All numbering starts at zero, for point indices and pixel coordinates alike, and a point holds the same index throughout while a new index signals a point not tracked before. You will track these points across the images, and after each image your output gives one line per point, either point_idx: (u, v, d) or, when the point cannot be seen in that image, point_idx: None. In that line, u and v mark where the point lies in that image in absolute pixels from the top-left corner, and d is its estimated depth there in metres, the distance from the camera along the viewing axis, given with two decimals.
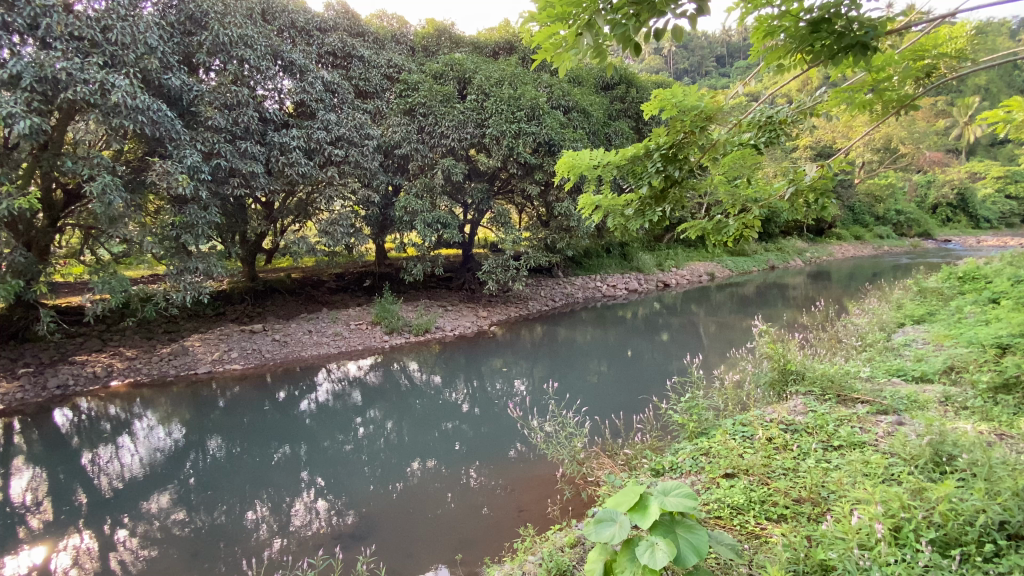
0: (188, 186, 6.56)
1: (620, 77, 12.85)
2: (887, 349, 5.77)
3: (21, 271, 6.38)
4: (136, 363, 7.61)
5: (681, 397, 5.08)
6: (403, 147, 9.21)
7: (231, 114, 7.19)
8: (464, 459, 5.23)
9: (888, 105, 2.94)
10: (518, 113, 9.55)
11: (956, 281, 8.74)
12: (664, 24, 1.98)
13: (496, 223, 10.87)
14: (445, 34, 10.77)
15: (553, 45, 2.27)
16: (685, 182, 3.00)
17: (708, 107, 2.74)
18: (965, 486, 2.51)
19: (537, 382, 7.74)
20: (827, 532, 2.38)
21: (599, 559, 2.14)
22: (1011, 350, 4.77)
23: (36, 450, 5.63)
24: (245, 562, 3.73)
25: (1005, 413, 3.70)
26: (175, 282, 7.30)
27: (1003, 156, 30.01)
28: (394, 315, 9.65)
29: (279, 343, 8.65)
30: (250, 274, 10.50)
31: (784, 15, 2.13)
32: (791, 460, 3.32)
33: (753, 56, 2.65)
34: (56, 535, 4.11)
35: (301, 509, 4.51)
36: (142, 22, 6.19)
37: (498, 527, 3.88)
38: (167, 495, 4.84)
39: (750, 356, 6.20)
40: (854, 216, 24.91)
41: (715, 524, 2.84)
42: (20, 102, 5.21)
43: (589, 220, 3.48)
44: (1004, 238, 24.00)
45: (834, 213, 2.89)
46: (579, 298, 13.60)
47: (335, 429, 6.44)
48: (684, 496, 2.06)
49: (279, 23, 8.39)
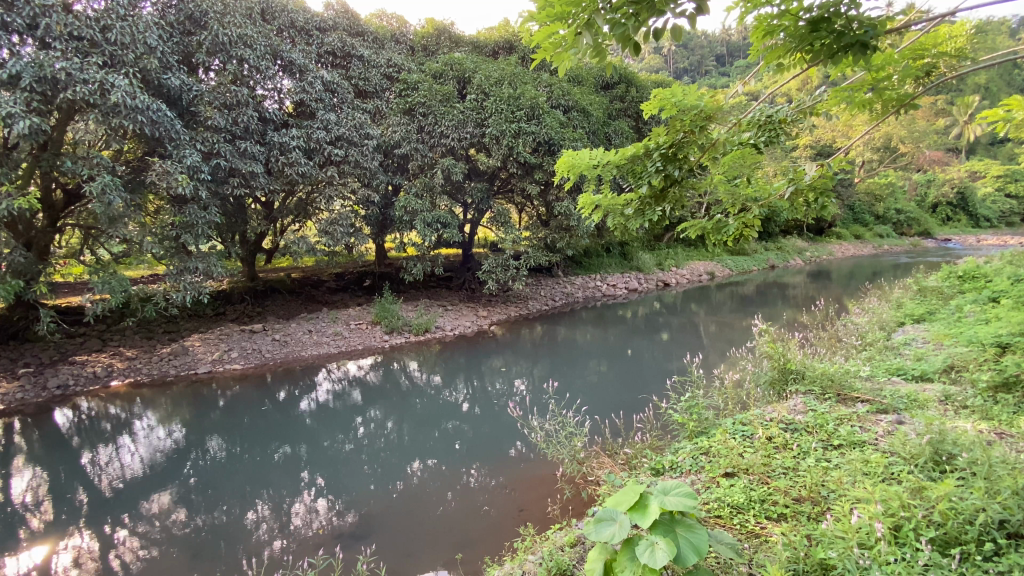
0: (187, 186, 6.55)
1: (619, 76, 12.86)
2: (887, 349, 5.77)
3: (21, 271, 6.38)
4: (136, 363, 7.61)
5: (681, 396, 5.07)
6: (402, 147, 9.21)
7: (231, 114, 7.18)
8: (464, 459, 5.23)
9: (888, 104, 2.94)
10: (518, 113, 9.55)
11: (956, 280, 8.72)
12: (664, 23, 1.98)
13: (496, 223, 10.87)
14: (445, 33, 10.77)
15: (553, 45, 2.27)
16: (685, 181, 3.00)
17: (707, 106, 2.74)
18: (965, 485, 2.51)
19: (537, 382, 7.74)
20: (827, 532, 2.38)
21: (599, 559, 2.14)
22: (1010, 349, 4.77)
23: (36, 450, 5.63)
24: (245, 563, 3.73)
25: (1005, 412, 3.70)
26: (175, 282, 7.30)
27: (1003, 156, 29.99)
28: (394, 315, 9.65)
29: (279, 343, 8.65)
30: (250, 274, 10.49)
31: (784, 14, 2.14)
32: (791, 459, 3.32)
33: (753, 56, 2.65)
34: (56, 535, 4.11)
35: (301, 509, 4.50)
36: (141, 22, 6.18)
37: (498, 527, 3.87)
38: (167, 495, 4.84)
39: (750, 355, 6.19)
40: (854, 216, 24.90)
41: (715, 523, 2.85)
42: (19, 102, 5.21)
43: (589, 220, 3.48)
44: (1004, 237, 23.97)
45: (834, 212, 2.89)
46: (579, 298, 13.59)
47: (335, 429, 6.44)
48: (684, 496, 2.06)
49: (279, 23, 8.40)
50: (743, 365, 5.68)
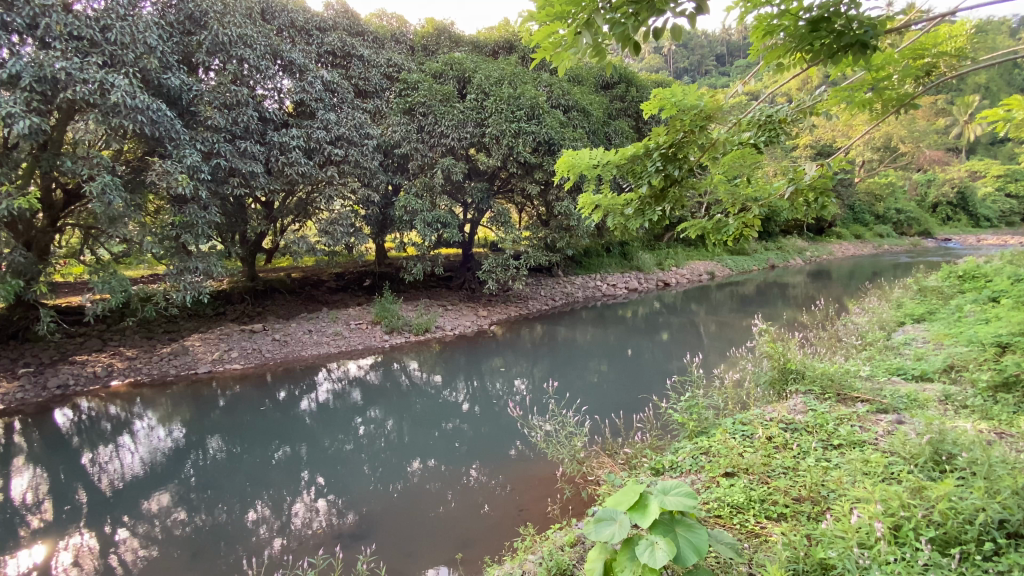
0: (187, 186, 6.55)
1: (619, 76, 12.85)
2: (887, 348, 5.77)
3: (21, 271, 6.38)
4: (136, 363, 7.61)
5: (681, 396, 5.06)
6: (403, 147, 9.22)
7: (231, 113, 7.18)
8: (464, 459, 5.23)
9: (887, 104, 2.94)
10: (518, 112, 9.55)
11: (956, 279, 8.71)
12: (664, 23, 1.98)
13: (496, 223, 10.87)
14: (444, 33, 10.77)
15: (553, 44, 2.27)
16: (685, 181, 3.00)
17: (707, 106, 2.74)
18: (965, 485, 2.51)
19: (538, 381, 7.74)
20: (827, 531, 2.38)
21: (599, 559, 2.15)
22: (1010, 349, 4.77)
23: (36, 450, 5.63)
24: (245, 562, 3.73)
25: (1005, 412, 3.70)
26: (175, 282, 7.30)
27: (1003, 156, 29.99)
28: (394, 314, 9.65)
29: (279, 343, 8.65)
30: (250, 274, 10.49)
31: (784, 14, 2.14)
32: (791, 458, 3.32)
33: (753, 56, 2.65)
34: (56, 534, 4.11)
35: (302, 509, 4.50)
36: (141, 22, 6.17)
37: (498, 527, 3.88)
38: (167, 495, 4.84)
39: (750, 355, 6.19)
40: (854, 215, 24.90)
41: (714, 523, 2.85)
42: (20, 102, 5.21)
43: (589, 219, 3.48)
44: (1004, 236, 23.96)
45: (834, 212, 2.90)
46: (579, 298, 13.59)
47: (335, 429, 6.44)
48: (684, 495, 2.06)
49: (279, 22, 8.39)
50: (743, 364, 5.68)
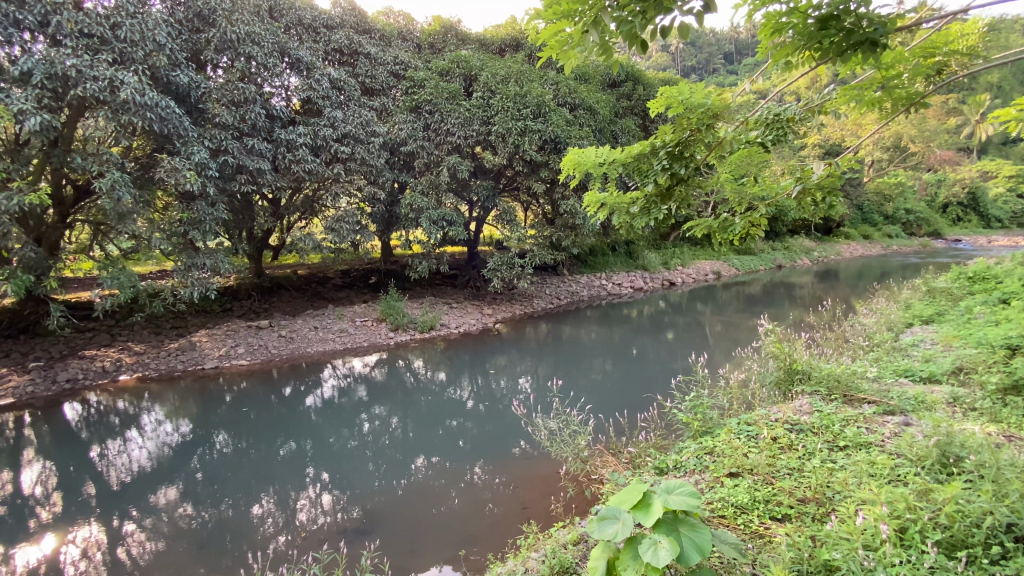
0: (195, 183, 6.59)
1: (626, 74, 12.83)
2: (895, 349, 5.76)
3: (31, 267, 6.43)
4: (145, 358, 7.66)
5: (685, 395, 5.00)
6: (409, 144, 9.25)
7: (238, 111, 7.21)
8: (468, 456, 5.25)
9: (897, 102, 2.88)
10: (524, 111, 9.57)
11: (966, 280, 8.63)
12: (670, 21, 1.96)
13: (501, 221, 10.89)
14: (450, 31, 10.75)
15: (559, 42, 2.25)
16: (691, 180, 2.94)
17: (714, 104, 2.68)
18: (973, 487, 2.49)
19: (541, 380, 7.72)
20: (832, 533, 2.37)
21: (602, 557, 2.14)
22: (1020, 351, 4.73)
23: (47, 443, 5.72)
24: (251, 555, 3.75)
25: (1014, 415, 3.67)
26: (182, 278, 7.36)
27: (1016, 156, 29.63)
28: (399, 312, 9.70)
29: (285, 339, 8.68)
30: (258, 269, 10.56)
31: (793, 11, 2.09)
32: (796, 459, 3.31)
33: (760, 54, 2.61)
34: (66, 526, 4.17)
35: (307, 504, 4.54)
36: (151, 19, 6.21)
37: (502, 525, 3.88)
38: (174, 489, 4.89)
39: (756, 355, 6.14)
40: (863, 215, 24.73)
41: (719, 523, 2.84)
42: (31, 99, 5.28)
43: (593, 218, 3.46)
44: (1014, 237, 23.75)
45: (841, 211, 2.88)
46: (584, 296, 13.54)
47: (340, 425, 6.47)
48: (688, 495, 2.06)
49: (287, 20, 8.44)
50: (748, 365, 5.67)
